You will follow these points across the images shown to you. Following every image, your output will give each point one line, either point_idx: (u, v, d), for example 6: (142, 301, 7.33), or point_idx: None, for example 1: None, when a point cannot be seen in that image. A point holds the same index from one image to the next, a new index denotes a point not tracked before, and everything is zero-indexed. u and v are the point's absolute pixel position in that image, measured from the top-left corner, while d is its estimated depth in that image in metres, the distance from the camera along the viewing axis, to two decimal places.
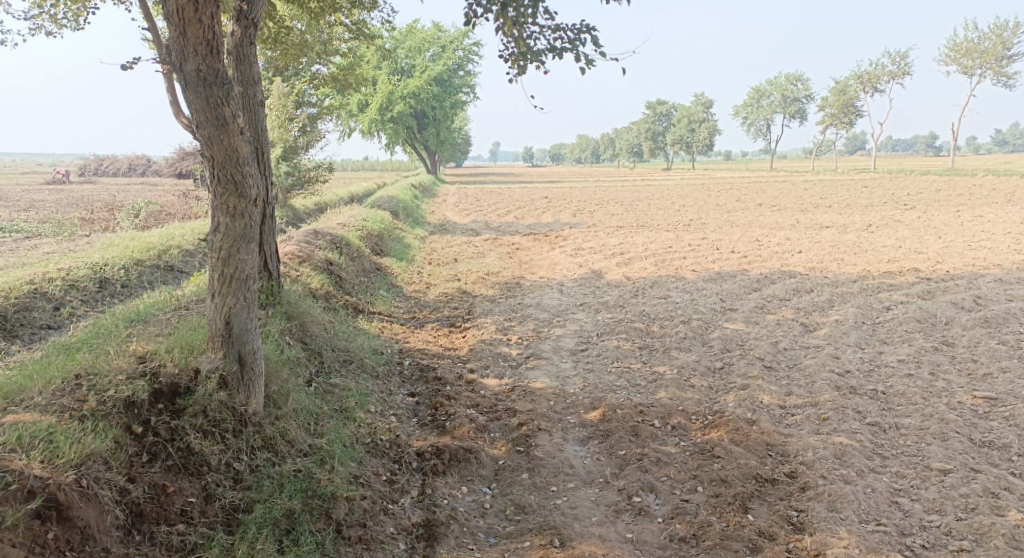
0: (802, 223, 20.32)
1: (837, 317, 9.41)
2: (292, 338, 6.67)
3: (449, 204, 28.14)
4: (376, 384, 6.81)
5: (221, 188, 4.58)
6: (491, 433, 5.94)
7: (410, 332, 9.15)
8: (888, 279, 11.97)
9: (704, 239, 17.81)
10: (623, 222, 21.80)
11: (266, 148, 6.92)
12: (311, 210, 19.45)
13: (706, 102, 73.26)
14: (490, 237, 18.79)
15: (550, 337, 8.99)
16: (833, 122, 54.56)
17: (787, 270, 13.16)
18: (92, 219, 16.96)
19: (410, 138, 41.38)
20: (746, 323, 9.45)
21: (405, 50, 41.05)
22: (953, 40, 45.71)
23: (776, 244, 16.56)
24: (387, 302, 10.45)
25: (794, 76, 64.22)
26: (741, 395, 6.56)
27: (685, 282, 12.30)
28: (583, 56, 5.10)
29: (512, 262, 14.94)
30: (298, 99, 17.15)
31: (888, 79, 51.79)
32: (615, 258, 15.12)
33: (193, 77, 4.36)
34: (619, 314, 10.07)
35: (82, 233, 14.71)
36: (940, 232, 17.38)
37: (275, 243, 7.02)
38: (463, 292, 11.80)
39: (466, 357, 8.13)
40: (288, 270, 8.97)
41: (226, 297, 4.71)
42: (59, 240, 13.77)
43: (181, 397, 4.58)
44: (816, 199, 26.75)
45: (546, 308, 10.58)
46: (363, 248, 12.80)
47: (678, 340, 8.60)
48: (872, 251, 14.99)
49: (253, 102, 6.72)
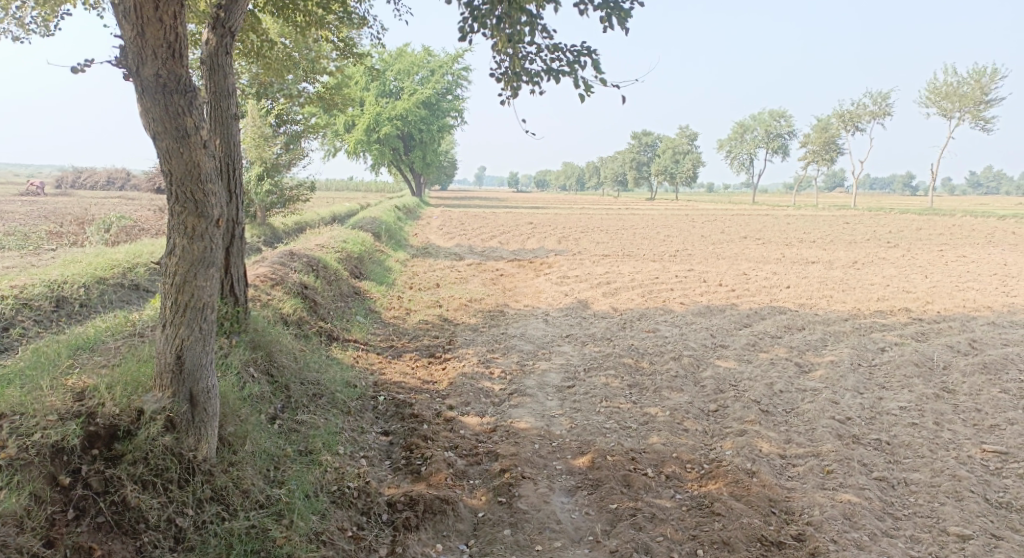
0: (788, 258, 20.12)
1: (832, 358, 9.05)
2: (257, 371, 6.18)
3: (433, 228, 27.71)
4: (347, 422, 6.32)
5: (179, 206, 4.18)
6: (471, 480, 5.49)
7: (387, 362, 8.67)
8: (880, 319, 11.68)
9: (691, 271, 17.52)
10: (609, 251, 21.50)
11: (238, 165, 6.50)
12: (291, 229, 18.95)
13: (690, 134, 73.81)
14: (474, 262, 18.38)
15: (535, 371, 8.55)
16: (815, 158, 55.03)
17: (777, 306, 12.84)
18: (62, 233, 16.35)
19: (395, 160, 41.06)
20: (738, 361, 9.07)
21: (393, 72, 40.85)
22: (933, 83, 46.33)
23: (764, 278, 16.30)
24: (364, 329, 9.97)
25: (777, 113, 64.89)
26: (739, 441, 6.14)
27: (674, 316, 11.94)
28: (582, 80, 4.73)
29: (496, 289, 14.52)
30: (281, 116, 16.79)
31: (870, 119, 52.39)
32: (601, 288, 14.76)
33: (151, 82, 3.95)
34: (606, 348, 9.66)
35: (48, 247, 14.13)
36: (926, 272, 17.20)
37: (243, 266, 6.60)
38: (444, 319, 11.35)
39: (445, 393, 7.66)
40: (258, 294, 8.48)
41: (178, 328, 4.29)
42: (24, 253, 13.19)
43: (119, 441, 4.20)
44: (800, 234, 26.67)
45: (530, 339, 10.14)
46: (341, 270, 12.33)
47: (669, 378, 8.19)
48: (860, 289, 14.74)
49: (226, 116, 6.31)
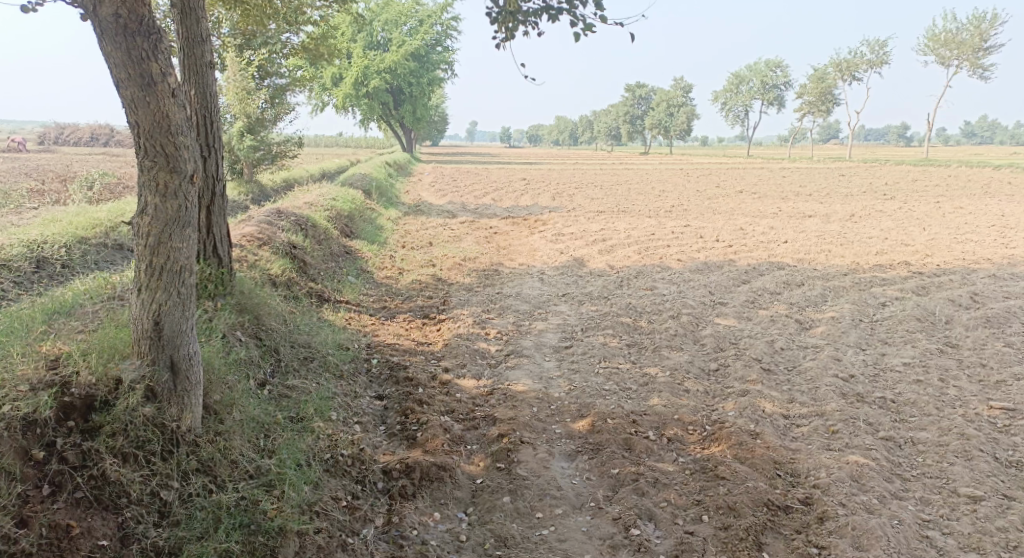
0: (785, 211, 19.88)
1: (833, 314, 8.90)
2: (245, 334, 5.97)
3: (425, 185, 27.31)
4: (340, 386, 6.14)
5: (149, 161, 3.96)
6: (467, 445, 5.34)
7: (380, 324, 8.48)
8: (880, 273, 11.51)
9: (687, 226, 17.29)
10: (604, 206, 21.20)
11: (215, 117, 6.24)
12: (279, 187, 18.57)
13: (684, 86, 72.73)
14: (467, 220, 18.09)
15: (531, 332, 8.37)
16: (810, 109, 54.36)
17: (776, 261, 12.66)
18: (45, 192, 15.95)
19: (385, 115, 40.34)
20: (738, 318, 8.91)
21: (381, 23, 39.82)
22: (931, 30, 45.50)
23: (761, 233, 16.08)
24: (356, 290, 9.75)
25: (772, 62, 63.87)
26: (741, 402, 6.00)
27: (671, 272, 11.75)
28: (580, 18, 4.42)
29: (489, 247, 14.26)
30: (266, 70, 16.34)
31: (866, 68, 51.60)
32: (597, 244, 14.54)
33: (110, 23, 3.69)
34: (603, 307, 9.48)
35: (31, 206, 13.78)
36: (925, 224, 17.01)
37: (225, 225, 6.38)
38: (437, 279, 11.13)
39: (440, 355, 7.49)
40: (245, 254, 8.23)
41: (155, 292, 4.09)
42: (6, 213, 12.84)
43: (96, 412, 4.03)
44: (796, 187, 26.39)
45: (526, 298, 9.95)
46: (331, 229, 12.06)
47: (668, 337, 8.03)
48: (859, 242, 14.55)
49: (200, 64, 6.03)
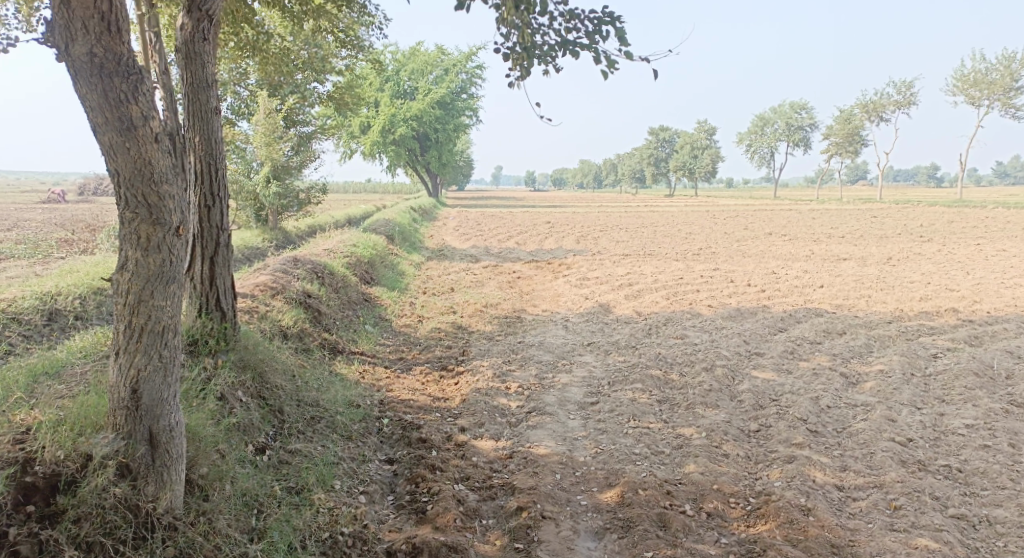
0: (818, 254, 19.23)
1: (881, 367, 8.28)
2: (246, 394, 5.50)
3: (449, 229, 27.11)
4: (346, 449, 5.63)
5: (130, 212, 3.57)
6: (483, 520, 4.81)
7: (394, 377, 8.00)
8: (926, 320, 10.85)
9: (717, 270, 16.72)
10: (631, 250, 20.74)
11: (222, 165, 5.90)
12: (303, 233, 18.39)
13: (709, 129, 72.57)
14: (490, 264, 17.70)
15: (555, 386, 7.82)
16: (839, 150, 53.71)
17: (813, 307, 12.04)
18: (72, 239, 15.88)
19: (412, 161, 40.55)
20: (777, 371, 8.30)
21: (407, 72, 40.36)
22: (961, 71, 44.91)
23: (794, 277, 15.46)
24: (372, 340, 9.32)
25: (798, 104, 63.52)
26: (788, 469, 5.40)
27: (702, 320, 11.18)
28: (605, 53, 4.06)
29: (512, 293, 13.81)
30: (290, 116, 16.30)
31: (895, 109, 51.00)
32: (624, 290, 14.03)
33: (84, 62, 3.39)
34: (631, 358, 8.94)
35: (57, 255, 13.69)
36: (967, 267, 16.28)
37: (230, 277, 5.95)
38: (458, 327, 10.68)
39: (457, 413, 6.96)
40: (255, 305, 7.86)
41: (133, 356, 3.67)
42: (31, 262, 12.74)
43: (61, 494, 3.65)
44: (828, 229, 25.70)
45: (549, 348, 9.42)
46: (349, 276, 11.70)
47: (704, 393, 7.45)
48: (900, 287, 13.87)
49: (206, 110, 5.71)
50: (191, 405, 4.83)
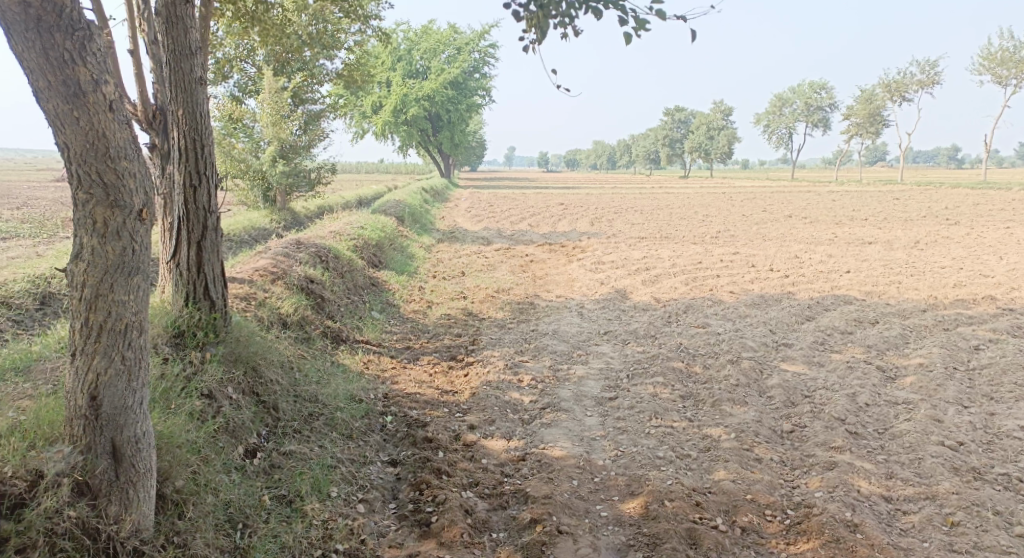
0: (841, 238, 18.57)
1: (920, 360, 7.74)
2: (237, 389, 5.07)
3: (461, 210, 26.61)
4: (346, 449, 5.17)
5: (84, 192, 3.31)
6: (493, 533, 4.37)
7: (400, 368, 7.55)
8: (962, 309, 10.27)
9: (736, 254, 16.14)
10: (647, 232, 20.17)
11: (208, 141, 5.41)
12: (311, 214, 17.91)
13: (727, 109, 71.45)
14: (503, 247, 17.20)
15: (570, 379, 7.34)
16: (859, 131, 52.52)
17: (840, 294, 11.47)
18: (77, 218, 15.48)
19: (424, 141, 39.97)
20: (808, 364, 7.78)
21: (420, 51, 39.68)
22: (986, 49, 43.59)
23: (818, 262, 14.86)
24: (377, 327, 8.87)
25: (817, 84, 62.22)
26: (829, 477, 4.91)
27: (724, 307, 10.66)
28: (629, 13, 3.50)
29: (526, 278, 13.30)
30: (298, 94, 15.89)
31: (918, 89, 49.74)
32: (641, 274, 13.51)
33: (18, 16, 3.08)
34: (650, 348, 8.44)
35: (59, 235, 13.28)
36: (999, 253, 15.60)
37: (219, 264, 5.51)
38: (468, 313, 10.21)
39: (466, 408, 6.52)
40: (252, 291, 7.42)
41: (91, 358, 3.42)
42: (33, 243, 12.35)
43: (10, 514, 3.40)
44: (849, 211, 24.96)
45: (564, 337, 8.93)
46: (355, 259, 11.25)
47: (730, 388, 6.95)
48: (930, 272, 13.27)
49: (190, 80, 5.23)
50: (170, 408, 4.40)
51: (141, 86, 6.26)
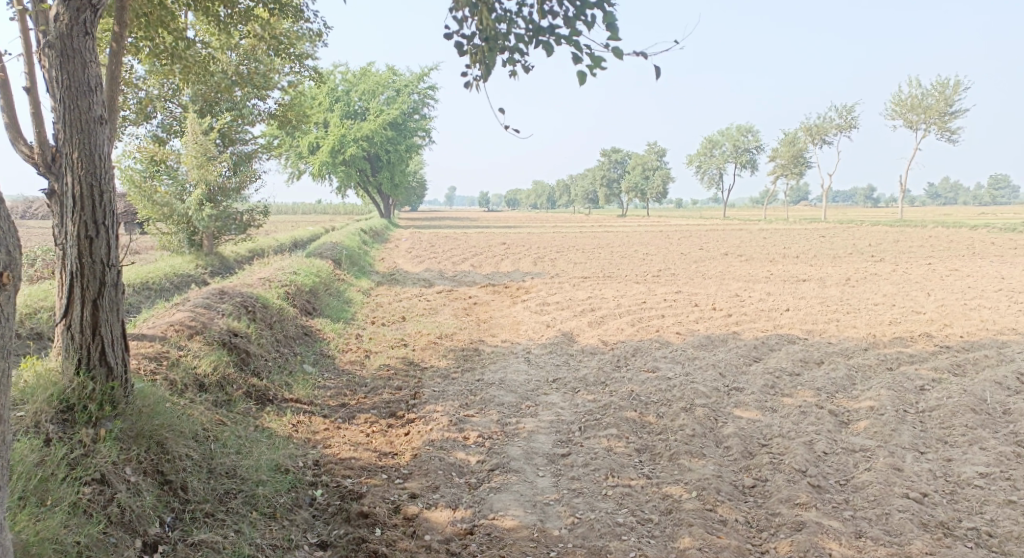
0: (776, 276, 18.77)
1: (871, 402, 7.58)
2: (137, 470, 5.02)
3: (401, 251, 26.08)
4: (267, 533, 5.07)
5: None
6: None
7: (335, 429, 7.05)
8: (902, 347, 10.29)
9: (679, 293, 16.09)
10: (589, 272, 20.03)
11: (107, 186, 5.32)
12: (242, 259, 17.16)
13: (660, 150, 73.21)
14: (445, 289, 16.80)
15: (519, 434, 6.92)
16: (783, 172, 54.28)
17: (784, 332, 11.40)
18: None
19: (363, 182, 39.48)
20: (761, 409, 7.49)
21: (358, 93, 39.30)
22: (898, 96, 45.76)
23: (759, 300, 14.90)
24: (311, 382, 8.31)
25: (744, 128, 64.33)
26: (799, 541, 4.86)
27: (672, 349, 10.42)
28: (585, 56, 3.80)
29: (469, 322, 12.88)
30: (227, 136, 15.31)
31: (835, 132, 51.81)
32: (586, 316, 13.27)
33: None
34: (601, 396, 8.09)
35: None
36: (927, 289, 15.95)
37: (119, 324, 5.45)
38: (409, 362, 9.73)
39: (406, 473, 6.14)
40: (166, 350, 7.04)
41: None
42: None
43: None
44: (781, 249, 25.43)
45: (510, 386, 8.50)
46: (286, 307, 10.64)
47: (685, 438, 6.64)
48: (866, 310, 13.40)
49: (88, 118, 5.19)
50: (45, 504, 4.42)
51: (15, 131, 6.09)
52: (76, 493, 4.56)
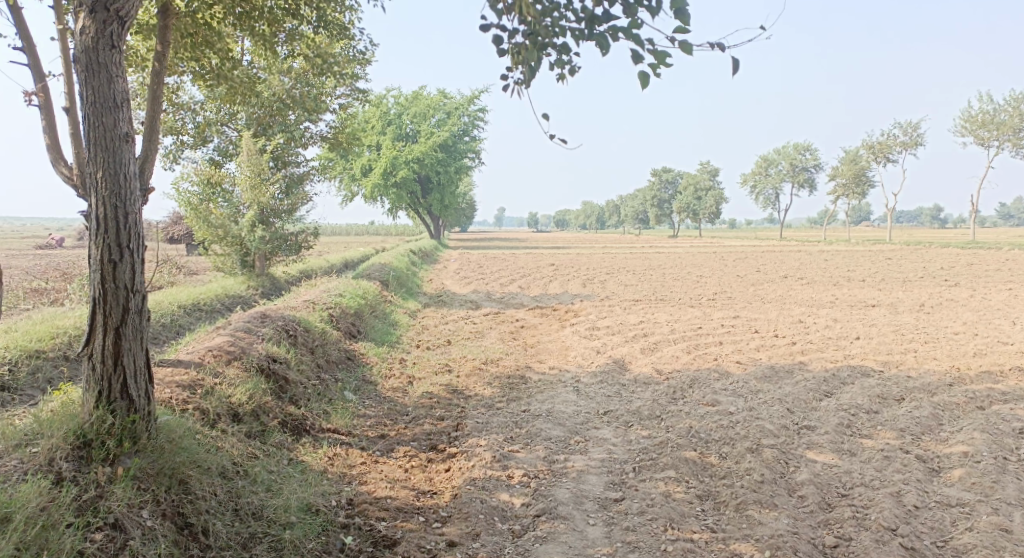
0: (842, 300, 17.77)
1: (964, 446, 6.78)
2: (155, 513, 4.64)
3: (449, 272, 25.78)
4: None
5: None
6: None
7: (372, 462, 6.59)
8: (992, 382, 9.36)
9: (737, 318, 15.29)
10: (642, 295, 19.34)
11: (133, 207, 4.92)
12: (292, 279, 17.01)
13: (713, 170, 71.94)
14: (492, 312, 16.34)
15: (569, 474, 6.35)
16: (844, 192, 52.60)
17: (856, 363, 10.56)
18: (44, 282, 14.49)
19: (414, 203, 39.52)
20: (837, 453, 6.74)
21: (409, 116, 39.50)
22: (966, 113, 43.88)
23: (825, 327, 14.00)
24: (349, 411, 7.88)
25: (802, 146, 62.72)
26: None
27: (733, 380, 9.71)
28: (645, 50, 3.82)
29: (516, 346, 12.37)
30: (278, 157, 15.21)
31: (900, 150, 49.90)
32: (639, 342, 12.62)
33: None
34: (658, 432, 7.46)
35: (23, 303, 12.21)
36: (1011, 317, 14.79)
37: (143, 355, 4.99)
38: (453, 390, 9.25)
39: (445, 516, 5.62)
40: (200, 377, 6.70)
41: None
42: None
43: None
44: (844, 272, 24.23)
45: (559, 419, 7.93)
46: (328, 329, 10.29)
47: (754, 483, 5.99)
48: (945, 339, 12.41)
49: (113, 136, 4.81)
50: (44, 556, 4.09)
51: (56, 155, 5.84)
52: (81, 541, 4.25)
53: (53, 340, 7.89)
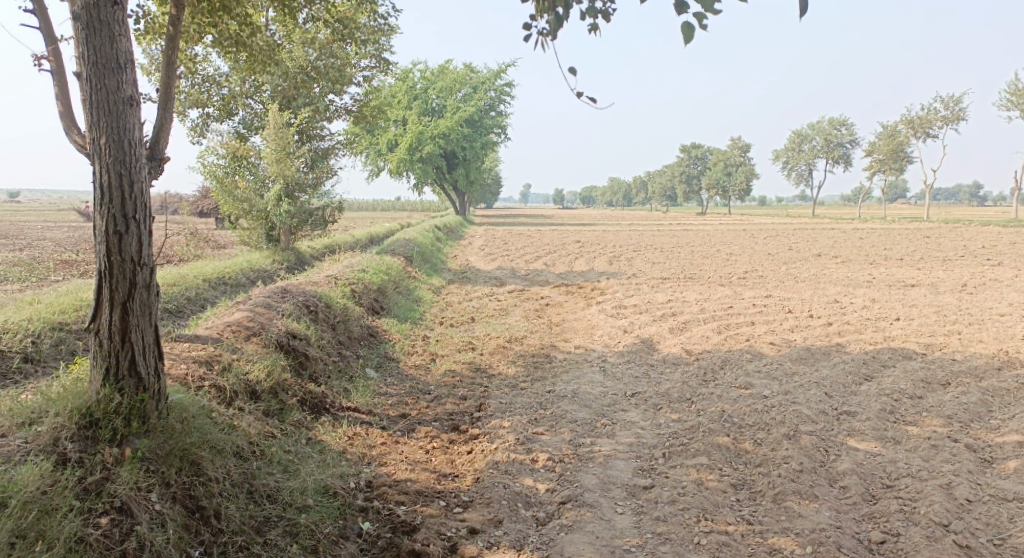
0: (879, 280, 17.18)
1: (1018, 437, 6.37)
2: (164, 496, 4.45)
3: (475, 248, 25.51)
4: None
5: None
6: None
7: (391, 443, 6.37)
8: None
9: (770, 298, 14.83)
10: (670, 273, 18.90)
11: (139, 176, 4.69)
12: (317, 254, 16.86)
13: (744, 146, 70.58)
14: (517, 289, 16.04)
15: (595, 458, 6.07)
16: (881, 168, 51.26)
17: (897, 345, 10.11)
18: (72, 254, 14.46)
19: (440, 179, 39.23)
20: (881, 441, 6.38)
21: (436, 90, 39.10)
22: (1012, 86, 42.29)
23: (862, 307, 13.51)
24: (370, 389, 7.66)
25: (837, 121, 61.16)
26: None
27: (767, 362, 9.33)
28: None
29: (541, 324, 12.08)
30: (301, 130, 14.95)
31: (940, 125, 48.37)
32: (668, 321, 12.25)
33: None
34: (689, 415, 7.13)
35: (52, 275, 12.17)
36: None
37: (151, 332, 4.78)
38: (477, 369, 8.99)
39: (466, 501, 5.38)
40: (218, 352, 6.50)
41: None
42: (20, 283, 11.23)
43: None
44: (881, 251, 23.50)
45: (586, 400, 7.64)
46: (350, 305, 10.08)
47: (793, 472, 5.66)
48: (990, 321, 11.88)
49: (116, 100, 4.57)
50: (46, 541, 3.91)
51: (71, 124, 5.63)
52: (81, 527, 4.07)
53: (76, 312, 7.74)
